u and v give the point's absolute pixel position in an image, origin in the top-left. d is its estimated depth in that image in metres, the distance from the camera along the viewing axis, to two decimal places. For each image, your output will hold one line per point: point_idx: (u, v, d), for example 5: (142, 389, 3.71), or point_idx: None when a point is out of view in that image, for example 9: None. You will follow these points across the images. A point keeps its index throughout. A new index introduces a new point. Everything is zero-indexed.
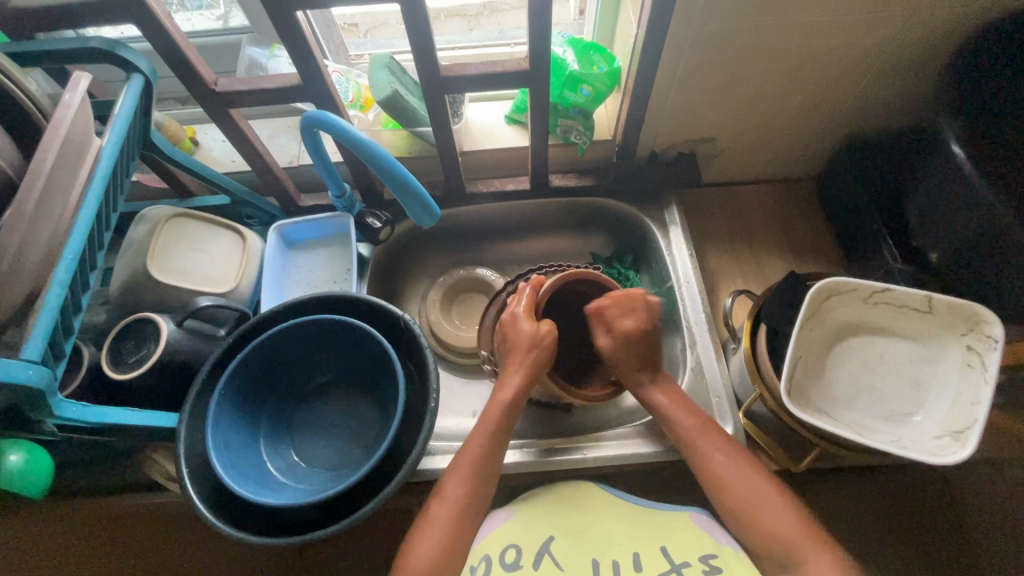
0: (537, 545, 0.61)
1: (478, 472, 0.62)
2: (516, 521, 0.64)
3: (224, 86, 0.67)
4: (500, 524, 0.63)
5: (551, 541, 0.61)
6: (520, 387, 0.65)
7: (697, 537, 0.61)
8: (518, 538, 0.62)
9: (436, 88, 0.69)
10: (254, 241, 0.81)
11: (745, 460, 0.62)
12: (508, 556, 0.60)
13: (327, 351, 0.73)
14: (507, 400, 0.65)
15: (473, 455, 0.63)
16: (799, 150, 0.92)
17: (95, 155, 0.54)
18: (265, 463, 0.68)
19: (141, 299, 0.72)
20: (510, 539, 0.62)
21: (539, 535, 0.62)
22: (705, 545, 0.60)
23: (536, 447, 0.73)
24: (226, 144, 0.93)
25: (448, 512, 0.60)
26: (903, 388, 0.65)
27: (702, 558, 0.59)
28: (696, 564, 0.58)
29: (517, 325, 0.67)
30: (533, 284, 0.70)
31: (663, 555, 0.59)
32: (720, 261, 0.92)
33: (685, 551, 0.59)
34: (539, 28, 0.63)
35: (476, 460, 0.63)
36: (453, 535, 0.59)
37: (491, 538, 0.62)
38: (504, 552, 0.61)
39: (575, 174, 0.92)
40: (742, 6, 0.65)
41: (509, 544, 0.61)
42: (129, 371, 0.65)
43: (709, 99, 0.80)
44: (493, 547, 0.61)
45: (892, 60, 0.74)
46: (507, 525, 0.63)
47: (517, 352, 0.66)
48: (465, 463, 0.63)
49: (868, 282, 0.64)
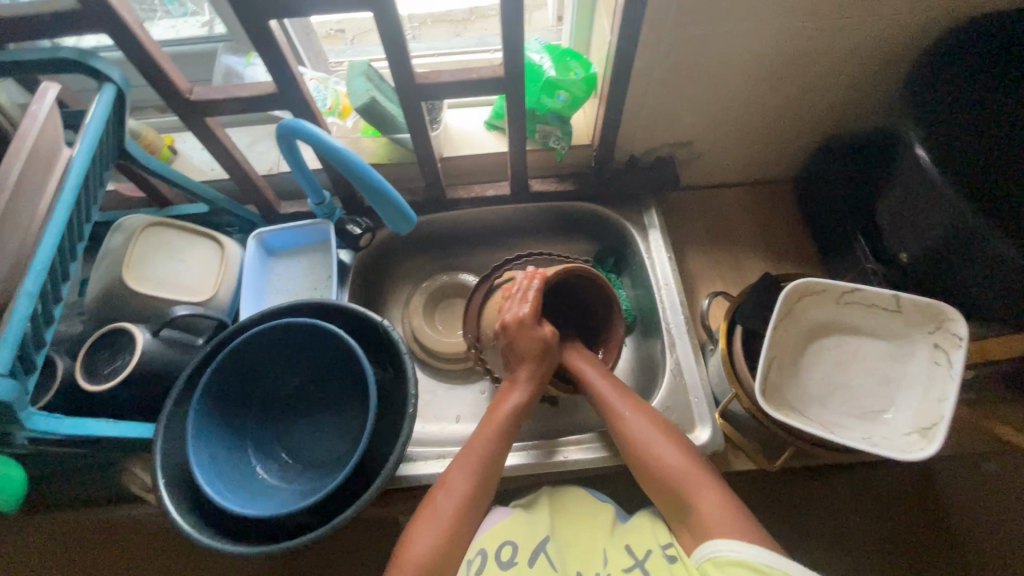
0: (533, 542, 0.62)
1: (487, 471, 0.63)
2: (515, 519, 0.64)
3: (199, 95, 0.67)
4: (503, 518, 0.64)
5: (548, 541, 0.62)
6: (529, 393, 0.67)
7: (656, 529, 0.62)
8: (514, 535, 0.62)
9: (413, 95, 0.70)
10: (232, 249, 0.81)
11: (650, 413, 0.65)
12: (504, 552, 0.61)
13: (307, 357, 0.73)
14: (517, 404, 0.66)
15: (483, 451, 0.63)
16: (774, 153, 0.93)
17: (65, 165, 0.53)
18: (254, 467, 0.69)
19: (117, 309, 0.72)
20: (505, 536, 0.62)
21: (535, 534, 0.62)
22: (663, 536, 0.61)
23: (535, 449, 0.72)
24: (205, 152, 0.93)
25: (452, 500, 0.60)
26: (875, 386, 0.66)
27: (661, 546, 0.59)
28: (659, 550, 0.59)
29: (525, 330, 0.65)
30: (534, 282, 0.67)
31: (628, 552, 0.60)
32: (700, 263, 0.93)
33: (646, 543, 0.61)
34: (512, 35, 0.64)
35: (484, 457, 0.63)
36: (458, 528, 0.59)
37: (492, 531, 0.63)
38: (500, 548, 0.61)
39: (554, 178, 0.93)
40: (711, 13, 0.67)
41: (505, 541, 0.62)
42: (104, 382, 0.65)
43: (684, 103, 0.81)
44: (490, 542, 0.62)
45: (861, 64, 0.76)
46: (507, 521, 0.64)
47: (528, 358, 0.66)
48: (473, 459, 0.63)
49: (836, 282, 0.65)
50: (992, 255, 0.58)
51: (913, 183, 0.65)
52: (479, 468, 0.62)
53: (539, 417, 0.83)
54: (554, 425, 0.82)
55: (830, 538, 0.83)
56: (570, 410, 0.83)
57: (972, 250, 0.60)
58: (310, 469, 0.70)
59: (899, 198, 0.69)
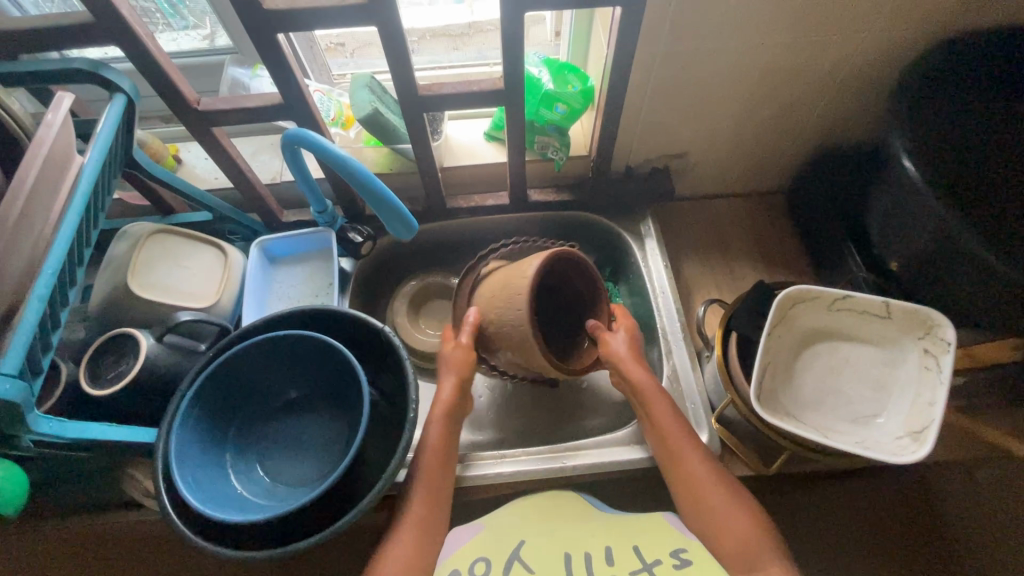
0: (507, 555, 0.63)
1: (439, 460, 0.65)
2: (486, 533, 0.66)
3: (207, 106, 0.68)
4: (473, 535, 0.65)
5: (522, 548, 0.64)
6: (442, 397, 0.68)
7: (669, 536, 0.62)
8: (488, 551, 0.64)
9: (415, 106, 0.72)
10: (236, 257, 0.82)
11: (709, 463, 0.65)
12: (476, 569, 0.62)
13: (299, 367, 0.73)
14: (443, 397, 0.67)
15: (434, 443, 0.65)
16: (766, 164, 0.95)
17: (77, 172, 0.55)
18: (240, 490, 0.68)
19: (122, 315, 0.73)
20: (479, 552, 0.64)
21: (505, 547, 0.64)
22: (676, 541, 0.62)
23: (492, 460, 0.74)
24: (209, 161, 0.94)
25: (420, 503, 0.63)
26: (865, 392, 0.67)
27: (673, 553, 0.60)
28: (667, 558, 0.60)
29: (516, 326, 0.62)
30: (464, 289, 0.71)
31: (636, 555, 0.62)
32: (695, 271, 0.95)
33: (655, 548, 0.62)
34: (514, 49, 0.66)
35: (438, 458, 0.65)
36: (430, 518, 0.62)
37: (462, 550, 0.64)
38: (474, 565, 0.63)
39: (552, 188, 0.95)
40: (704, 28, 0.69)
41: (477, 558, 0.63)
42: (107, 386, 0.65)
43: (679, 118, 0.84)
44: (461, 561, 0.63)
45: (850, 76, 0.78)
46: (478, 538, 0.65)
47: (452, 366, 0.68)
48: (429, 452, 0.65)
49: (829, 289, 0.67)
50: (979, 262, 0.60)
51: (904, 195, 0.67)
52: (439, 468, 0.65)
53: (535, 423, 0.84)
54: (551, 432, 0.83)
55: (823, 535, 0.85)
56: (565, 418, 0.84)
57: (960, 258, 0.62)
58: (301, 482, 0.70)
59: (887, 209, 0.71)
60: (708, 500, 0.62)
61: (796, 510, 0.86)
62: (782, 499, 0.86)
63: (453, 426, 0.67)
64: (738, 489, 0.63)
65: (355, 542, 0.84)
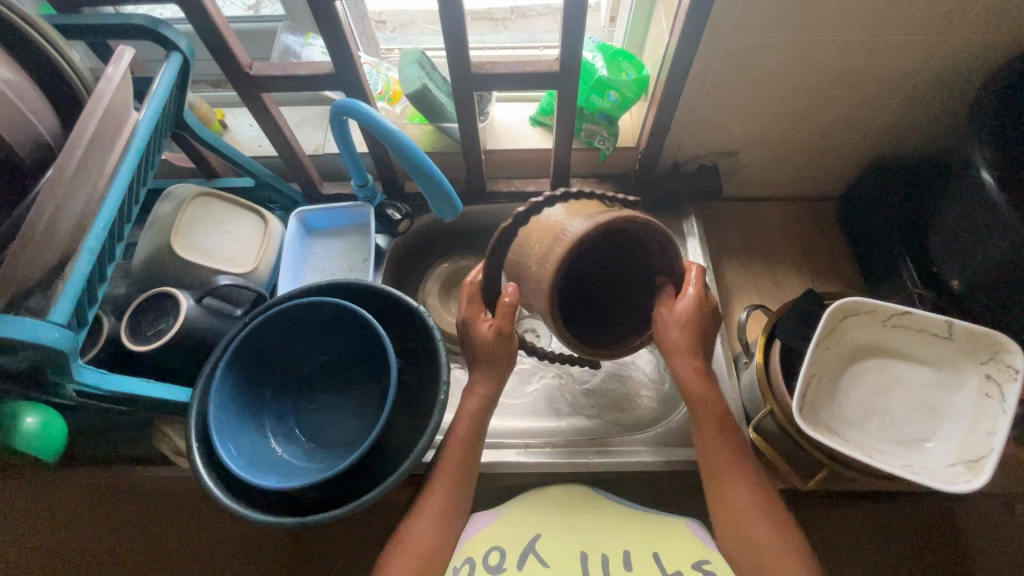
0: (522, 545, 0.63)
1: (466, 452, 0.63)
2: (502, 521, 0.65)
3: (259, 71, 0.68)
4: (489, 523, 0.65)
5: (538, 540, 0.64)
6: (486, 395, 0.65)
7: (690, 544, 0.62)
8: (503, 540, 0.63)
9: (466, 84, 0.70)
10: (276, 226, 0.82)
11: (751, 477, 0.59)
12: (492, 558, 0.62)
13: (335, 335, 0.72)
14: (475, 408, 0.65)
15: (461, 437, 0.63)
16: (822, 169, 0.91)
17: (132, 128, 0.54)
18: (278, 451, 0.69)
19: (163, 274, 0.73)
20: (494, 541, 0.63)
21: (523, 536, 0.64)
22: (699, 552, 0.61)
23: (514, 448, 0.74)
24: (254, 128, 0.94)
25: (440, 492, 0.61)
26: (916, 414, 0.64)
27: (696, 565, 0.60)
28: (690, 571, 0.59)
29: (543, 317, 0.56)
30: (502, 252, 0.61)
31: (655, 561, 0.61)
32: (737, 275, 0.91)
33: (678, 559, 0.61)
34: (573, 31, 0.63)
35: (464, 451, 0.63)
36: (451, 510, 0.61)
37: (477, 538, 0.63)
38: (488, 554, 0.62)
39: (596, 179, 0.92)
40: (777, 20, 0.65)
41: (492, 547, 0.63)
42: (146, 342, 0.66)
43: (736, 115, 0.81)
44: (477, 549, 0.63)
45: (927, 79, 0.74)
46: (493, 526, 0.65)
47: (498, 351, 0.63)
48: (457, 442, 0.63)
49: (886, 304, 0.64)
50: None
51: (978, 209, 0.65)
52: (463, 457, 0.63)
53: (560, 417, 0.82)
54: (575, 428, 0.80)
55: (853, 559, 0.82)
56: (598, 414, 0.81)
57: None
58: (334, 450, 0.70)
59: (965, 224, 0.67)
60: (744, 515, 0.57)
61: (825, 529, 0.83)
62: (810, 518, 0.83)
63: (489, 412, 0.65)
64: (773, 505, 0.58)
65: (372, 520, 0.85)
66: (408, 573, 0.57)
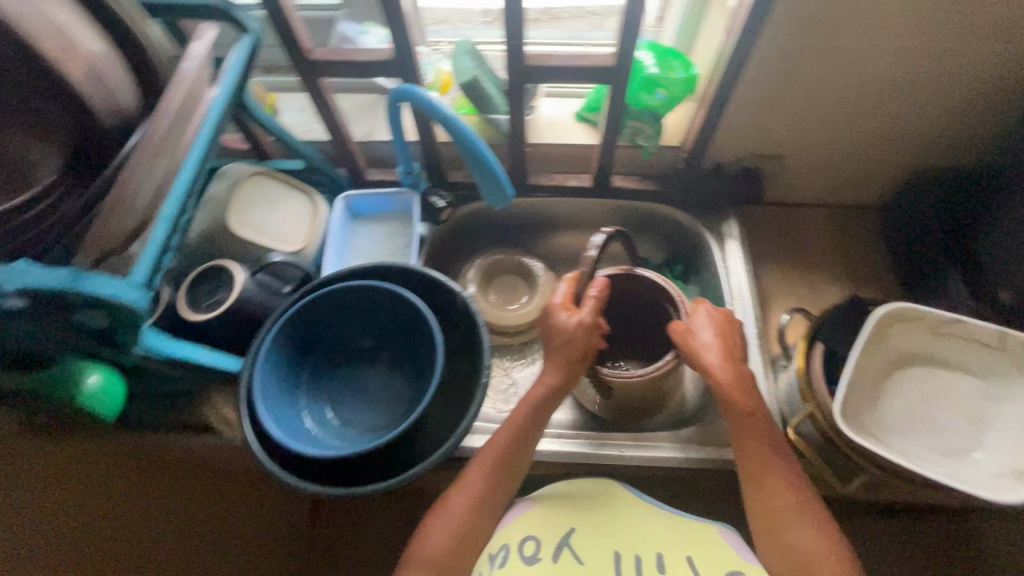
0: (557, 537, 0.62)
1: (519, 440, 0.63)
2: (536, 513, 0.65)
3: (319, 55, 0.70)
4: (521, 515, 0.64)
5: (572, 533, 0.63)
6: (553, 386, 0.64)
7: (721, 552, 0.61)
8: (537, 530, 0.63)
9: (520, 75, 0.71)
10: (323, 208, 0.85)
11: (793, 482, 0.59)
12: (527, 547, 0.61)
13: (376, 319, 0.74)
14: (540, 397, 0.64)
15: (519, 425, 0.63)
16: (866, 176, 0.90)
17: (206, 103, 0.57)
18: (312, 426, 0.69)
19: (216, 249, 0.76)
20: (528, 531, 0.63)
21: (557, 529, 0.63)
22: (730, 563, 0.60)
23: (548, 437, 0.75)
24: (304, 114, 0.97)
25: (482, 474, 0.61)
26: (962, 424, 0.63)
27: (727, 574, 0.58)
28: None
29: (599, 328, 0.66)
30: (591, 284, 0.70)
31: (688, 564, 0.60)
32: (774, 279, 0.91)
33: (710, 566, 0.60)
34: (630, 26, 0.64)
35: (517, 438, 0.63)
36: (492, 493, 0.61)
37: (512, 527, 0.63)
38: (523, 543, 0.62)
39: (637, 177, 0.93)
40: (836, 22, 0.66)
41: (527, 536, 0.62)
42: (203, 313, 0.68)
43: (784, 118, 0.80)
44: (512, 536, 0.62)
45: (983, 88, 0.73)
46: (528, 517, 0.64)
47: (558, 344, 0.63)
48: (510, 428, 0.63)
49: (936, 311, 0.63)
50: None
51: None
52: (515, 446, 0.63)
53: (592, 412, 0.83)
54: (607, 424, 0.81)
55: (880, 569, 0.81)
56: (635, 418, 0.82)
57: None
58: (369, 430, 0.71)
59: None
60: (781, 518, 0.57)
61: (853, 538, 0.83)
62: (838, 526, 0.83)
63: (545, 404, 0.64)
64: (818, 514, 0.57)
65: None
66: (444, 545, 0.58)
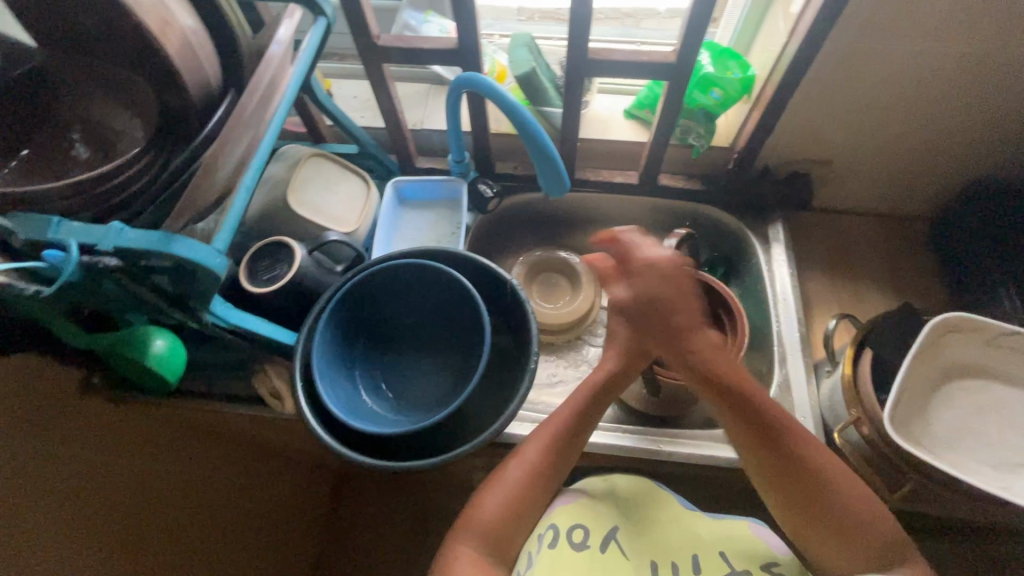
0: (604, 528, 0.63)
1: (575, 422, 0.64)
2: (585, 503, 0.65)
3: (386, 42, 0.72)
4: (571, 502, 0.64)
5: (618, 529, 0.63)
6: (610, 371, 0.66)
7: (752, 543, 0.61)
8: (586, 519, 0.63)
9: (581, 68, 0.72)
10: (375, 192, 0.87)
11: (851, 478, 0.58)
12: (575, 534, 0.61)
13: (427, 301, 0.75)
14: (603, 379, 0.65)
15: (579, 404, 0.65)
16: (920, 186, 0.89)
17: (285, 82, 0.59)
18: (367, 401, 0.72)
19: (274, 226, 0.78)
20: (578, 519, 0.63)
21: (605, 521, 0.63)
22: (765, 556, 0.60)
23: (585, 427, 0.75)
24: (358, 100, 0.99)
25: (535, 451, 0.62)
26: (1015, 438, 0.62)
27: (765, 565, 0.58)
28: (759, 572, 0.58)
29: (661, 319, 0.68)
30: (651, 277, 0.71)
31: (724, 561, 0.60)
32: (818, 285, 0.90)
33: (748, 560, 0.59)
34: (696, 23, 0.64)
35: (573, 420, 0.64)
36: (544, 471, 0.62)
37: (561, 512, 0.63)
38: (572, 530, 0.62)
39: (684, 176, 0.93)
40: (907, 26, 0.65)
41: (576, 524, 0.62)
42: (262, 286, 0.70)
43: (842, 123, 0.80)
44: (562, 520, 0.62)
45: None
46: (577, 506, 0.64)
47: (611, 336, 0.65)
48: (568, 409, 0.65)
49: (995, 322, 0.62)
50: None
51: None
52: (570, 428, 0.64)
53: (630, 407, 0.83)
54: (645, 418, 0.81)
55: None
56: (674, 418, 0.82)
57: None
58: (418, 408, 0.73)
59: None
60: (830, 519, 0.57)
61: None
62: None
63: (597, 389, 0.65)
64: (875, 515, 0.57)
65: None
66: (494, 512, 0.59)
